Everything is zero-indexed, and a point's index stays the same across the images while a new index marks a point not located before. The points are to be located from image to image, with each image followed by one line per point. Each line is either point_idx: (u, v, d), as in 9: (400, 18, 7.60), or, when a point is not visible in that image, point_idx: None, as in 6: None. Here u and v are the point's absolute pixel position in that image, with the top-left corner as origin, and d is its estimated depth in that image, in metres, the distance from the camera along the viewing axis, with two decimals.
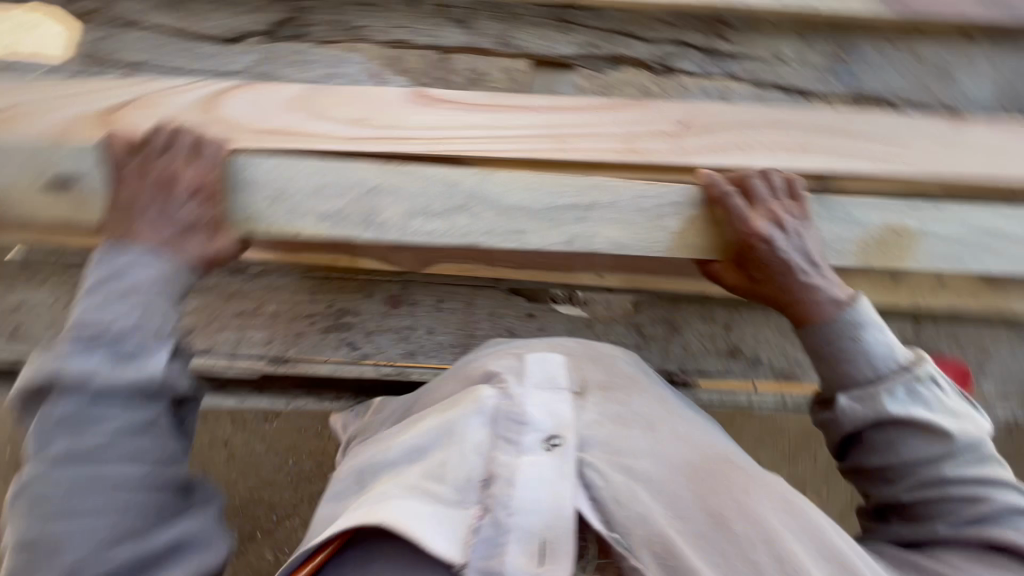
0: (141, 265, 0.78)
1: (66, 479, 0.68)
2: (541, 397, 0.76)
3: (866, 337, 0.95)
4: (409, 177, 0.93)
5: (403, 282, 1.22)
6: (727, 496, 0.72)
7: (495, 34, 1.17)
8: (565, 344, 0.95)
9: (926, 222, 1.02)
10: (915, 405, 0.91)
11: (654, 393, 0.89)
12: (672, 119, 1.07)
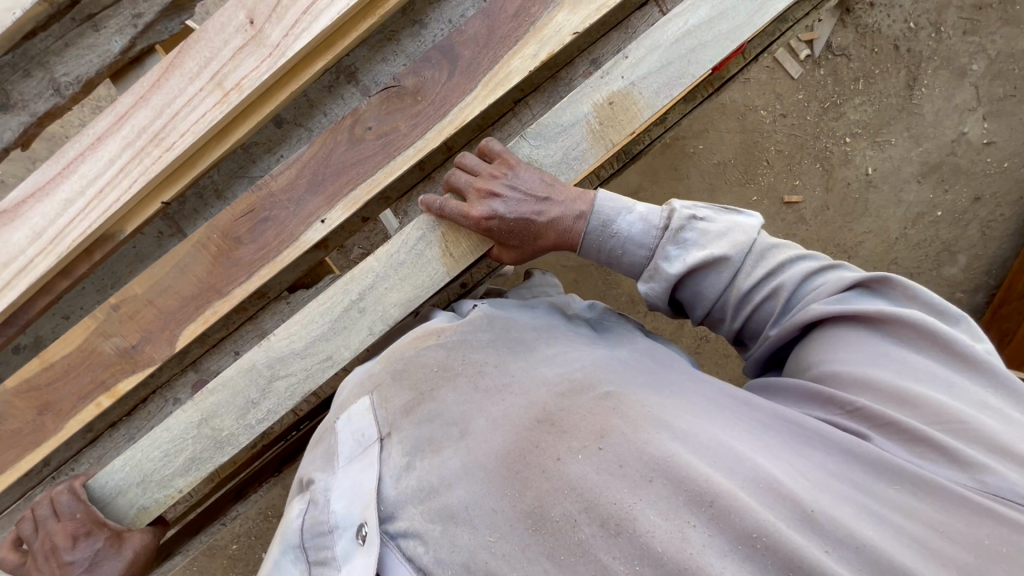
0: None
1: None
2: (348, 485, 0.75)
3: (631, 226, 0.85)
4: (207, 442, 0.92)
5: (195, 366, 1.08)
6: (559, 442, 0.62)
7: (42, 89, 0.98)
8: (371, 376, 0.87)
9: (626, 74, 0.90)
10: (701, 255, 0.80)
11: (465, 370, 0.79)
12: (240, 22, 0.89)
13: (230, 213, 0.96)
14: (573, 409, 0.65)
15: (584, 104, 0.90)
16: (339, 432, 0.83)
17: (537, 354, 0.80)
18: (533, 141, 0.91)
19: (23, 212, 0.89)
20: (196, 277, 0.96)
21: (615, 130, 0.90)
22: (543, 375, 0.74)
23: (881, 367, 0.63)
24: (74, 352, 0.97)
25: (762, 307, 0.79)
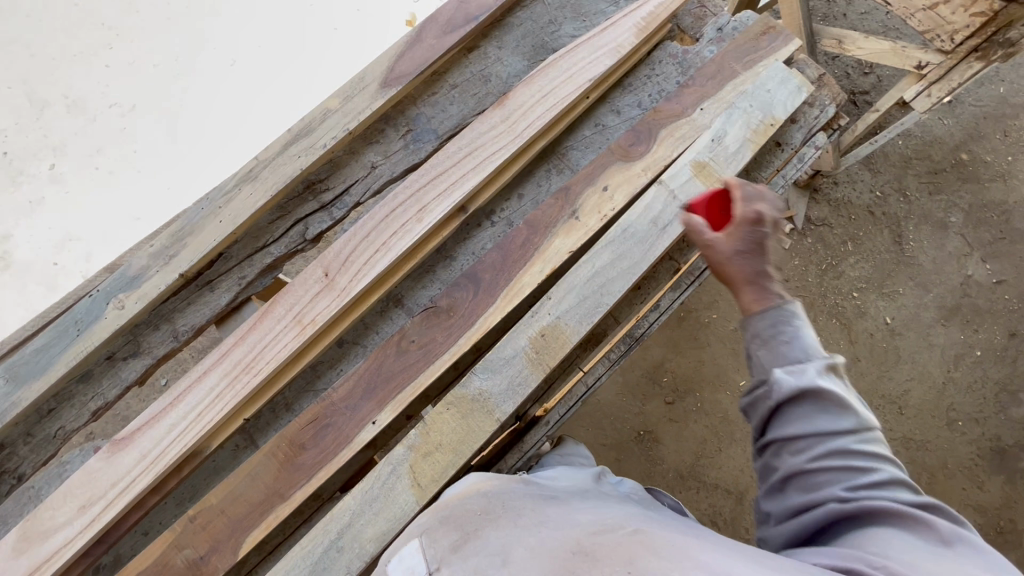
0: None
1: None
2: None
3: (790, 328, 0.87)
4: None
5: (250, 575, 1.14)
6: (592, 566, 0.66)
7: (165, 337, 1.27)
8: (420, 523, 0.93)
9: (551, 311, 1.15)
10: (808, 382, 0.81)
11: (507, 514, 0.87)
12: (317, 276, 1.19)
13: (298, 423, 1.13)
14: (604, 544, 0.71)
15: (526, 335, 1.14)
16: (389, 572, 0.83)
17: (570, 508, 0.89)
18: (481, 375, 1.11)
19: (135, 439, 1.08)
20: (264, 484, 1.09)
21: (553, 349, 1.13)
22: (578, 521, 0.83)
23: (920, 548, 0.67)
24: (149, 567, 1.06)
25: (830, 465, 0.77)
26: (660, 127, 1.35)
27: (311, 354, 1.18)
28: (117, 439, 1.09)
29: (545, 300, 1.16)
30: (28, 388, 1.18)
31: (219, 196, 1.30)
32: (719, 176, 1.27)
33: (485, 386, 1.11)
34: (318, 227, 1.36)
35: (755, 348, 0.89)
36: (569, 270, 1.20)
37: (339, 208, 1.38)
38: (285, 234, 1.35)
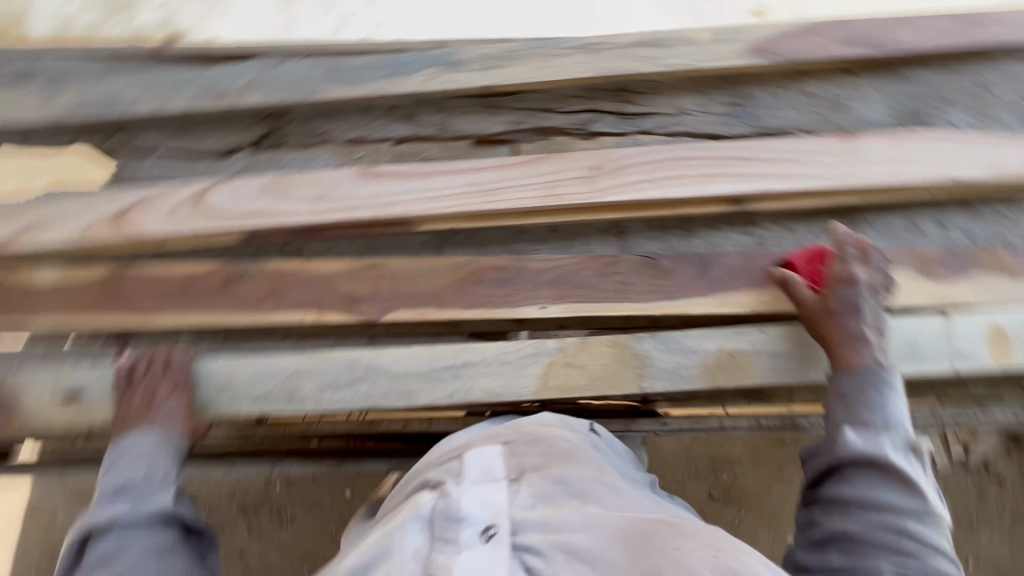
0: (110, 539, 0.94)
1: None
2: (476, 492, 0.78)
3: (878, 395, 1.00)
4: (365, 393, 1.11)
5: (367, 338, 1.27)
6: (680, 544, 0.69)
7: (436, 124, 1.39)
8: (500, 432, 0.96)
9: (752, 341, 1.12)
10: (877, 454, 0.95)
11: (591, 462, 0.89)
12: (585, 164, 1.22)
13: (488, 262, 1.20)
14: (683, 524, 0.74)
15: (717, 344, 1.11)
16: (467, 461, 0.86)
17: (643, 492, 0.91)
18: (657, 343, 1.11)
19: (380, 180, 1.22)
20: (433, 283, 1.20)
21: (732, 371, 1.10)
22: (645, 502, 0.86)
23: None
24: (321, 273, 1.21)
25: (886, 540, 0.90)
26: (979, 269, 1.19)
27: (533, 220, 1.23)
28: (370, 169, 1.23)
29: (755, 329, 1.12)
30: (330, 88, 1.36)
31: (554, 47, 1.36)
32: (1008, 355, 1.12)
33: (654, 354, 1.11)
34: (603, 127, 1.38)
35: (834, 403, 1.02)
36: (794, 322, 1.14)
37: (631, 125, 1.38)
38: (573, 113, 1.39)
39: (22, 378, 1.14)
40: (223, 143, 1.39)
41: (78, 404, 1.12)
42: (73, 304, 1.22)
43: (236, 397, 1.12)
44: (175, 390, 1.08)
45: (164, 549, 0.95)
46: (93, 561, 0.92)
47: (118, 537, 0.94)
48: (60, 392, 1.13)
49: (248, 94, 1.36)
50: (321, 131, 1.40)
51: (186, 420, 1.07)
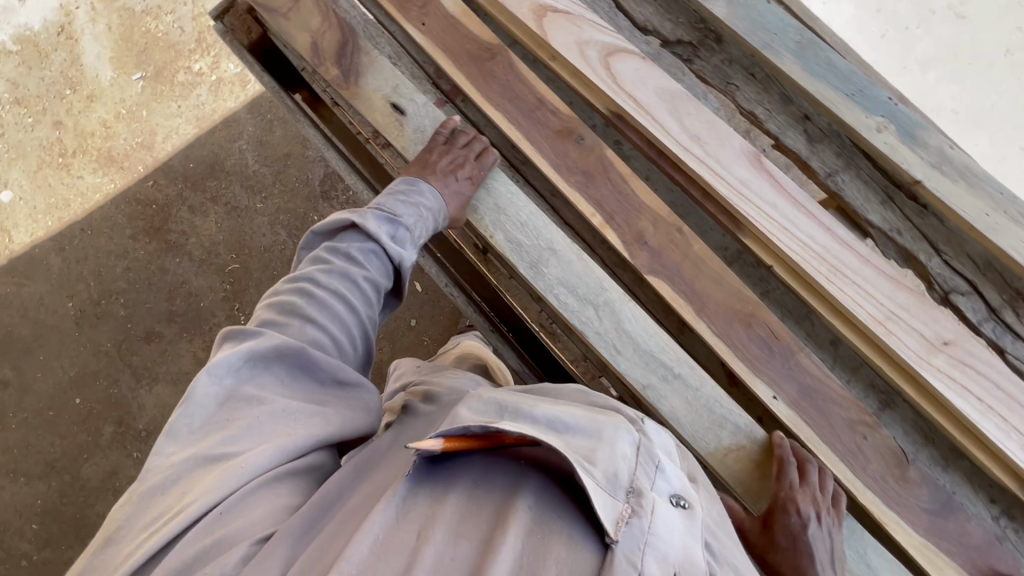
0: (360, 242, 1.09)
1: (274, 379, 0.91)
2: (667, 457, 0.85)
3: None
4: (587, 319, 1.08)
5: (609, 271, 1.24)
6: None
7: (829, 163, 1.25)
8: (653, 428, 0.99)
9: None
10: None
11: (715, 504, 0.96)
12: (940, 332, 1.05)
13: (769, 319, 1.11)
14: None
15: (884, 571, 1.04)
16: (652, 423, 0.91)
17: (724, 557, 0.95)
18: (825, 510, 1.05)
19: (756, 171, 1.10)
20: (710, 289, 1.12)
21: None
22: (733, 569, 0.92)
23: None
24: (635, 196, 1.16)
25: None
26: None
27: (840, 326, 1.09)
28: (757, 156, 1.10)
29: None
30: (788, 60, 1.18)
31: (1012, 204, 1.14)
32: None
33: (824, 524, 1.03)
34: (965, 306, 1.20)
35: None
36: None
37: (990, 329, 1.18)
38: (950, 271, 1.21)
39: (379, 65, 1.21)
40: (647, 20, 1.31)
41: (398, 120, 1.19)
42: (445, 38, 1.24)
43: (500, 225, 1.14)
44: (464, 188, 1.15)
45: (383, 285, 1.09)
46: (340, 249, 1.08)
47: (367, 250, 1.09)
48: (392, 99, 1.20)
49: (715, 3, 1.20)
50: (732, 76, 1.29)
51: (459, 205, 1.15)
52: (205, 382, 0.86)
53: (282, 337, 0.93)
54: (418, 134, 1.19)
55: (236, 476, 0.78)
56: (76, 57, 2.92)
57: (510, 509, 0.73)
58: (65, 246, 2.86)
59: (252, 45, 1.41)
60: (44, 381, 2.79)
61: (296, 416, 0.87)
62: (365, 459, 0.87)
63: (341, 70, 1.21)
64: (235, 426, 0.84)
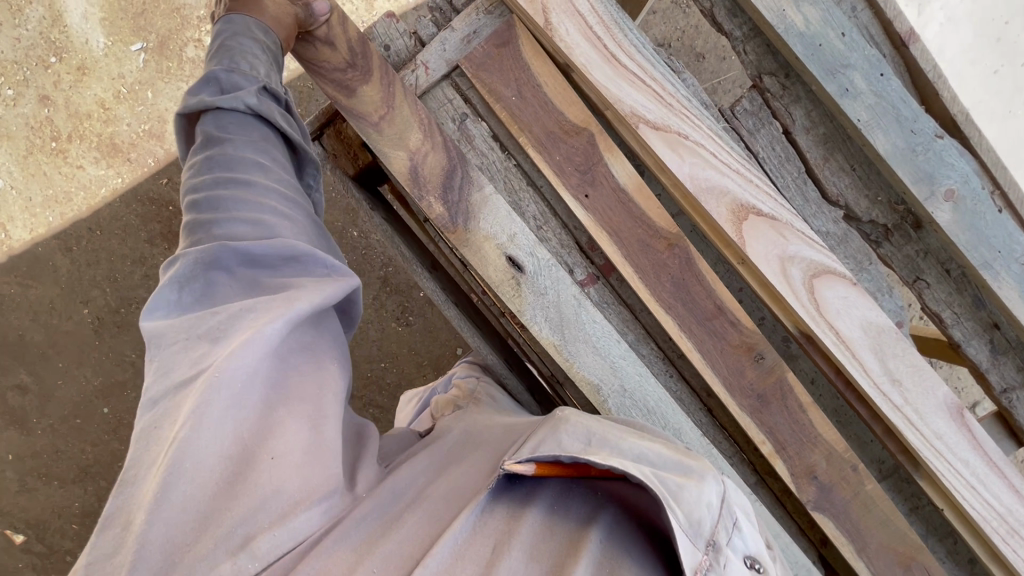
0: (208, 121, 0.82)
1: (225, 307, 0.71)
2: (744, 513, 0.68)
3: None
4: None
5: (757, 478, 1.17)
6: None
7: (1007, 379, 1.16)
8: None
9: None
10: None
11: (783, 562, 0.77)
12: None
13: (929, 564, 1.09)
14: None
15: None
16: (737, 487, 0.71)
17: None
18: None
19: (955, 424, 1.02)
20: (875, 530, 1.09)
21: None
22: None
23: None
24: (810, 426, 1.07)
25: None
26: None
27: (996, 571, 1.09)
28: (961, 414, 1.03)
29: None
30: (1005, 283, 1.05)
31: None
32: None
33: None
34: None
35: None
36: None
37: None
38: None
39: (495, 204, 0.99)
40: (840, 194, 1.11)
41: (516, 277, 0.99)
42: (613, 220, 1.03)
43: (623, 408, 1.02)
44: (565, 313, 1.00)
45: (269, 146, 0.84)
46: (222, 157, 0.79)
47: (220, 120, 0.82)
48: (508, 249, 0.99)
49: (937, 207, 1.03)
50: (928, 269, 1.12)
51: (541, 316, 0.99)
52: (151, 368, 0.69)
53: (187, 257, 0.73)
54: (537, 296, 0.99)
55: (214, 407, 0.63)
56: (58, 14, 2.29)
57: (581, 538, 0.63)
58: (74, 246, 2.38)
59: (357, 173, 1.14)
60: (69, 390, 2.40)
61: (255, 308, 0.70)
62: (432, 461, 0.78)
63: (447, 207, 0.98)
64: (214, 356, 0.67)
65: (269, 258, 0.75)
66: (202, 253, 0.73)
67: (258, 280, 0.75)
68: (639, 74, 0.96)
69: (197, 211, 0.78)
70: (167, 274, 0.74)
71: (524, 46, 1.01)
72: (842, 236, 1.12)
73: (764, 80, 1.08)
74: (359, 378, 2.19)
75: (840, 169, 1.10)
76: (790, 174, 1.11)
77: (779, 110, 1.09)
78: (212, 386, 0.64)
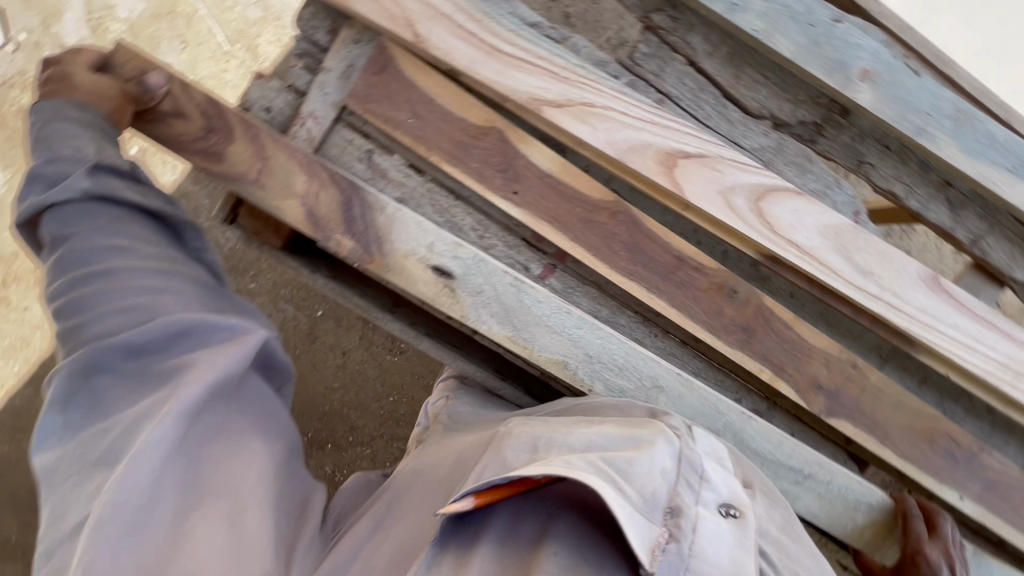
0: (48, 223, 0.77)
1: (110, 427, 0.72)
2: (714, 458, 0.64)
3: None
4: (785, 482, 1.06)
5: (769, 403, 1.17)
6: None
7: (973, 230, 1.16)
8: None
9: None
10: None
11: (783, 506, 0.74)
12: None
13: (948, 429, 1.12)
14: None
15: None
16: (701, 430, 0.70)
17: None
18: None
19: (936, 294, 1.03)
20: (893, 417, 1.10)
21: None
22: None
23: None
24: (800, 341, 1.07)
25: None
26: None
27: (1014, 413, 1.12)
28: (937, 282, 1.03)
29: None
30: (947, 144, 1.03)
31: None
32: None
33: None
34: None
35: None
36: None
37: None
38: None
39: (403, 219, 0.96)
40: (763, 106, 1.09)
41: (447, 284, 0.97)
42: (549, 207, 1.00)
43: (596, 374, 1.00)
44: (516, 306, 0.98)
45: (124, 227, 0.80)
46: (71, 256, 0.76)
47: (57, 215, 0.77)
48: (431, 260, 0.96)
49: (858, 90, 1.01)
50: (868, 150, 1.12)
51: (488, 310, 0.98)
52: (50, 513, 0.70)
53: (59, 382, 0.74)
54: (475, 295, 0.97)
55: (108, 537, 0.64)
56: None
57: (538, 561, 0.58)
58: None
59: (285, 243, 1.07)
60: None
61: (139, 421, 0.71)
62: (384, 509, 0.78)
63: (356, 239, 0.95)
64: (103, 486, 0.67)
65: (153, 342, 0.76)
66: (79, 357, 0.73)
67: (150, 371, 0.77)
68: (524, 57, 0.93)
69: (64, 316, 0.77)
70: (51, 397, 0.75)
71: (403, 64, 0.96)
72: (778, 146, 1.11)
73: (654, 18, 1.05)
74: (375, 418, 2.09)
75: (756, 82, 1.08)
76: (707, 102, 1.08)
77: (677, 45, 1.06)
78: (104, 515, 0.65)
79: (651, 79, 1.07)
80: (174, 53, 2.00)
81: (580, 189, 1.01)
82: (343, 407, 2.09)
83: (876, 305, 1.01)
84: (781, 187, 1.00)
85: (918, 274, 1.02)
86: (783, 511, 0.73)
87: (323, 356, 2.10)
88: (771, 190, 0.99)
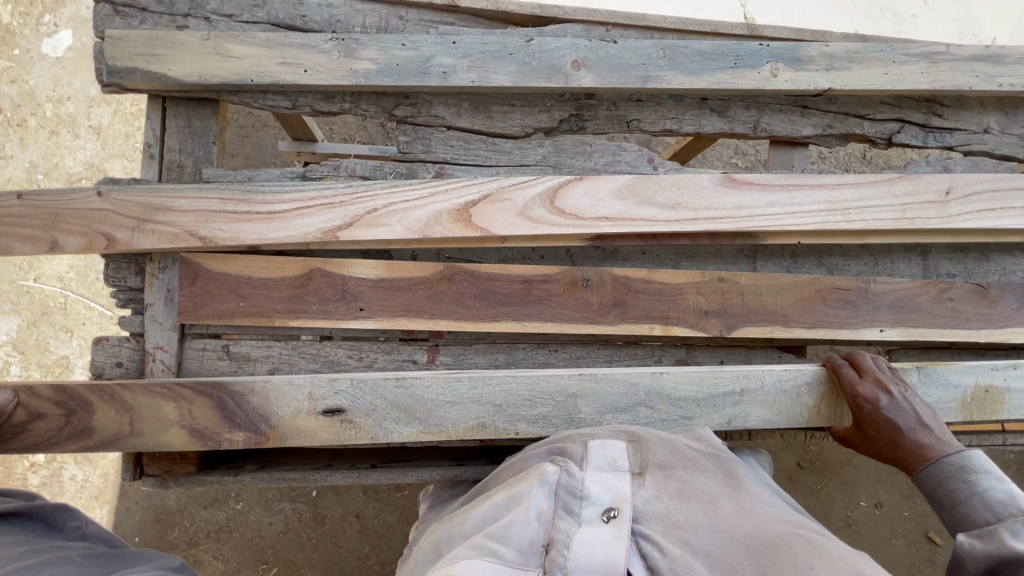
0: None
1: None
2: (598, 474, 0.75)
3: None
4: (727, 408, 1.10)
5: (686, 348, 1.21)
6: (812, 557, 0.65)
7: (748, 119, 1.30)
8: (615, 431, 0.90)
9: None
10: None
11: (695, 464, 0.83)
12: (937, 188, 1.20)
13: (832, 282, 1.20)
14: (786, 541, 0.68)
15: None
16: (592, 446, 0.82)
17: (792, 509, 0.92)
18: (984, 374, 1.17)
19: (740, 189, 1.14)
20: (781, 301, 1.18)
21: None
22: (752, 504, 0.76)
23: None
24: (667, 286, 1.15)
25: None
26: None
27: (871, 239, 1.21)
28: (734, 179, 1.14)
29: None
30: (672, 76, 1.18)
31: (893, 52, 1.25)
32: None
33: (991, 379, 1.16)
34: (906, 139, 1.35)
35: None
36: None
37: (934, 139, 1.35)
38: (881, 121, 1.34)
39: (274, 389, 1.01)
40: (524, 126, 1.23)
41: (343, 419, 1.02)
42: (396, 304, 1.08)
43: (514, 416, 1.05)
44: (411, 401, 1.03)
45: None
46: None
47: None
48: (319, 408, 1.01)
49: (579, 77, 1.16)
50: (626, 109, 1.26)
51: (390, 419, 1.02)
52: None
53: None
54: (371, 414, 1.02)
55: None
56: None
57: None
58: None
59: (198, 464, 1.11)
60: None
61: None
62: None
63: (246, 428, 1.00)
64: None
65: None
66: None
67: None
68: (301, 205, 1.04)
69: None
70: None
71: (210, 264, 1.05)
72: (554, 151, 1.21)
73: (397, 113, 1.19)
74: None
75: (506, 112, 1.22)
76: (479, 148, 1.20)
77: (427, 121, 1.20)
78: None
79: (424, 158, 1.19)
80: (62, 345, 2.07)
81: (413, 275, 1.09)
82: (384, 566, 2.00)
83: (698, 226, 1.11)
84: (566, 182, 1.10)
85: (715, 183, 1.13)
86: (694, 466, 0.82)
87: (341, 528, 2.01)
88: (560, 188, 1.09)
